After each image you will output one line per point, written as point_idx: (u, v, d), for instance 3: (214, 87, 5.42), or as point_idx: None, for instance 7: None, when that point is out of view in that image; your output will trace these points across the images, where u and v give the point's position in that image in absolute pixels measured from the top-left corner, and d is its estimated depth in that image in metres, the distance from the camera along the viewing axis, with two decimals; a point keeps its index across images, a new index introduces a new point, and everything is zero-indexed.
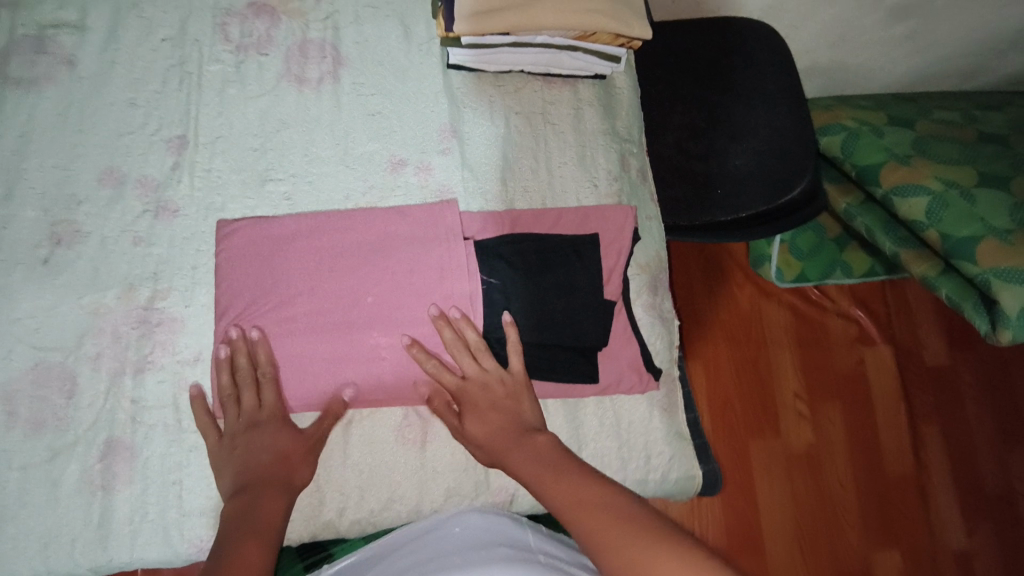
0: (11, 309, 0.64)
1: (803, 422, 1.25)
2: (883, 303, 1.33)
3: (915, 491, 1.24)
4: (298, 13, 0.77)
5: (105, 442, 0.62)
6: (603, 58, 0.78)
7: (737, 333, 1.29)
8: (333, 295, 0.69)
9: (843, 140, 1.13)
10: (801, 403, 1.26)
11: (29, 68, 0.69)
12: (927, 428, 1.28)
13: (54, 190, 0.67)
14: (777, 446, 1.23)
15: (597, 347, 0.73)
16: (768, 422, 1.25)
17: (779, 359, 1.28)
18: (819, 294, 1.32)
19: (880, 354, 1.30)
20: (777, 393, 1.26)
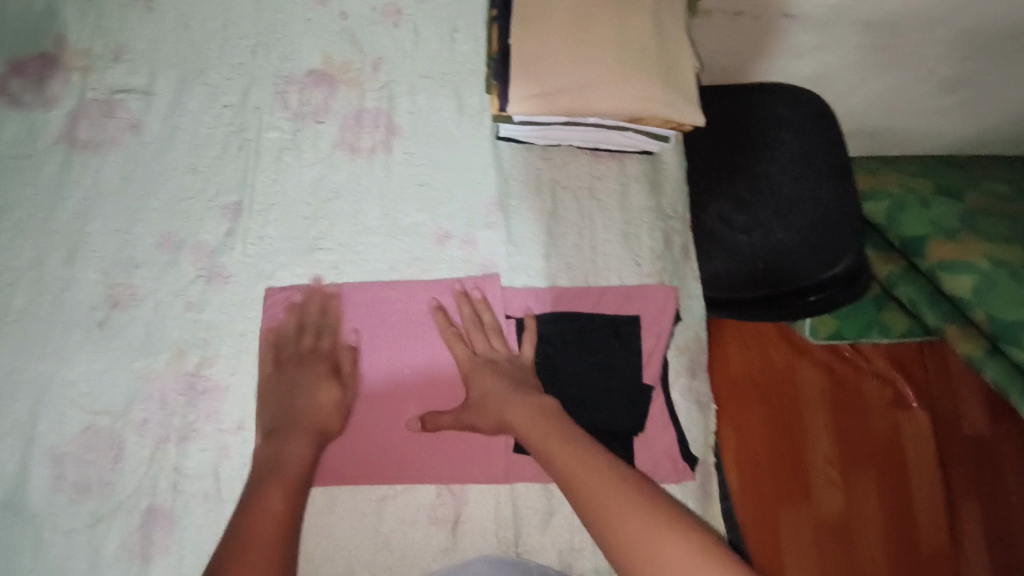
0: (68, 371, 0.66)
1: (835, 487, 1.22)
2: (921, 367, 1.29)
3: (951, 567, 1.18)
4: (356, 82, 0.79)
5: (146, 509, 0.64)
6: (651, 137, 0.78)
7: (770, 392, 1.26)
8: (374, 367, 0.70)
9: (887, 208, 1.13)
10: (833, 468, 1.23)
11: (96, 132, 0.72)
12: (964, 502, 1.22)
13: (113, 254, 0.69)
14: (807, 512, 1.20)
15: (632, 432, 0.73)
16: (799, 486, 1.21)
17: (812, 421, 1.25)
18: (853, 353, 1.29)
19: (916, 421, 1.26)
20: (808, 456, 1.23)
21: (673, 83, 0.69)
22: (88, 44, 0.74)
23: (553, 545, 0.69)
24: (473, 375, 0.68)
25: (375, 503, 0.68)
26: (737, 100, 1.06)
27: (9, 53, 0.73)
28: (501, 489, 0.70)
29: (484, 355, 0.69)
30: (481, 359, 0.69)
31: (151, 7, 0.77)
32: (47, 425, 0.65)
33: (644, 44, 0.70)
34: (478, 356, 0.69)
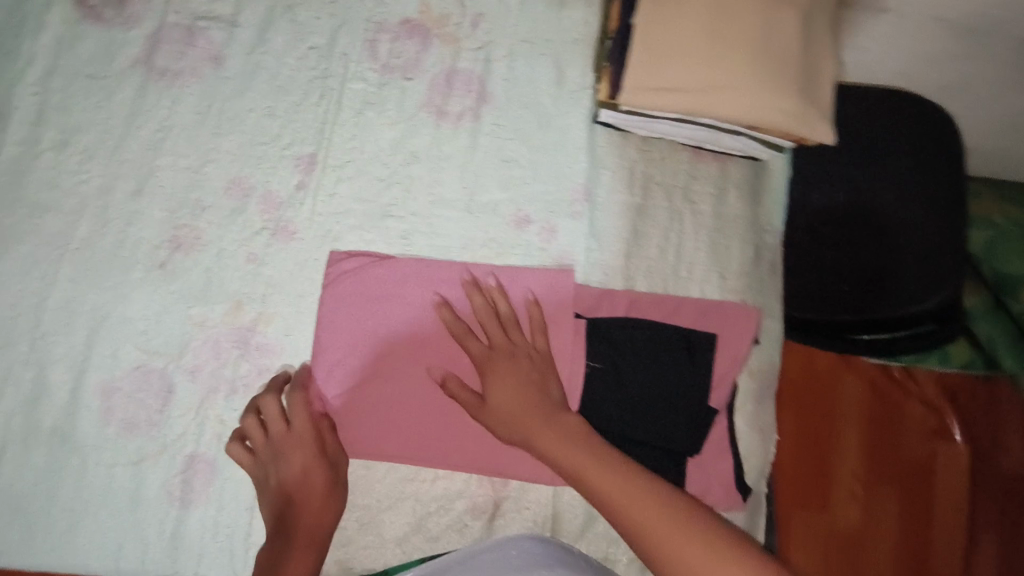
0: (123, 309, 0.64)
1: (854, 506, 1.02)
2: (973, 393, 1.05)
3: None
4: (452, 39, 0.72)
5: (188, 455, 0.64)
6: (765, 144, 0.71)
7: (807, 394, 1.03)
8: (428, 352, 0.66)
9: (989, 237, 0.94)
10: (858, 486, 1.02)
11: (175, 59, 0.67)
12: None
13: (182, 192, 0.66)
14: (817, 526, 1.01)
15: (689, 455, 0.69)
16: (817, 500, 1.02)
17: (847, 431, 1.03)
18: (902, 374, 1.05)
19: (958, 454, 1.04)
20: (833, 468, 1.02)
21: (806, 94, 0.62)
22: None
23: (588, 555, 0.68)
24: (491, 371, 0.64)
25: (415, 484, 0.67)
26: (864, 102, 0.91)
27: None
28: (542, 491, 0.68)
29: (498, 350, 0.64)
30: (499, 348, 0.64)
31: None
32: (99, 360, 0.63)
33: (787, 45, 0.62)
34: (489, 352, 0.64)
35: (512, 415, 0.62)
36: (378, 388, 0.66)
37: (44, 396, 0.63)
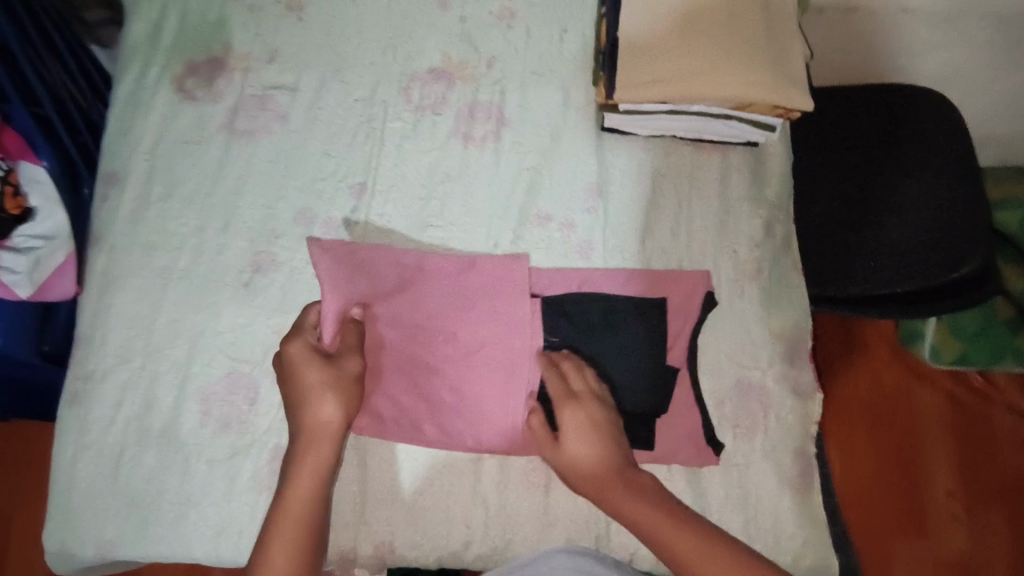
0: (216, 324, 0.76)
1: (957, 524, 1.29)
2: None
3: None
4: (471, 78, 0.86)
5: (274, 448, 0.72)
6: (756, 126, 0.79)
7: (881, 415, 1.36)
8: (431, 335, 0.74)
9: (1021, 217, 1.09)
10: (956, 503, 1.30)
11: (251, 122, 0.82)
12: (993, 522, 1.29)
13: (260, 225, 0.79)
14: (923, 546, 1.28)
15: (655, 415, 0.73)
16: (914, 520, 1.29)
17: (933, 449, 1.33)
18: (982, 384, 1.36)
19: None
20: (927, 485, 1.31)
21: (779, 70, 0.72)
22: (247, 48, 0.85)
23: None
24: (572, 425, 0.66)
25: (473, 461, 0.73)
26: (853, 102, 1.03)
27: (185, 57, 0.84)
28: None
29: (574, 409, 0.67)
30: (578, 408, 0.67)
31: (301, 16, 0.87)
32: (198, 368, 0.74)
33: (752, 35, 0.73)
34: (570, 401, 0.68)
35: (587, 469, 0.65)
36: (419, 364, 0.73)
37: (153, 404, 0.73)
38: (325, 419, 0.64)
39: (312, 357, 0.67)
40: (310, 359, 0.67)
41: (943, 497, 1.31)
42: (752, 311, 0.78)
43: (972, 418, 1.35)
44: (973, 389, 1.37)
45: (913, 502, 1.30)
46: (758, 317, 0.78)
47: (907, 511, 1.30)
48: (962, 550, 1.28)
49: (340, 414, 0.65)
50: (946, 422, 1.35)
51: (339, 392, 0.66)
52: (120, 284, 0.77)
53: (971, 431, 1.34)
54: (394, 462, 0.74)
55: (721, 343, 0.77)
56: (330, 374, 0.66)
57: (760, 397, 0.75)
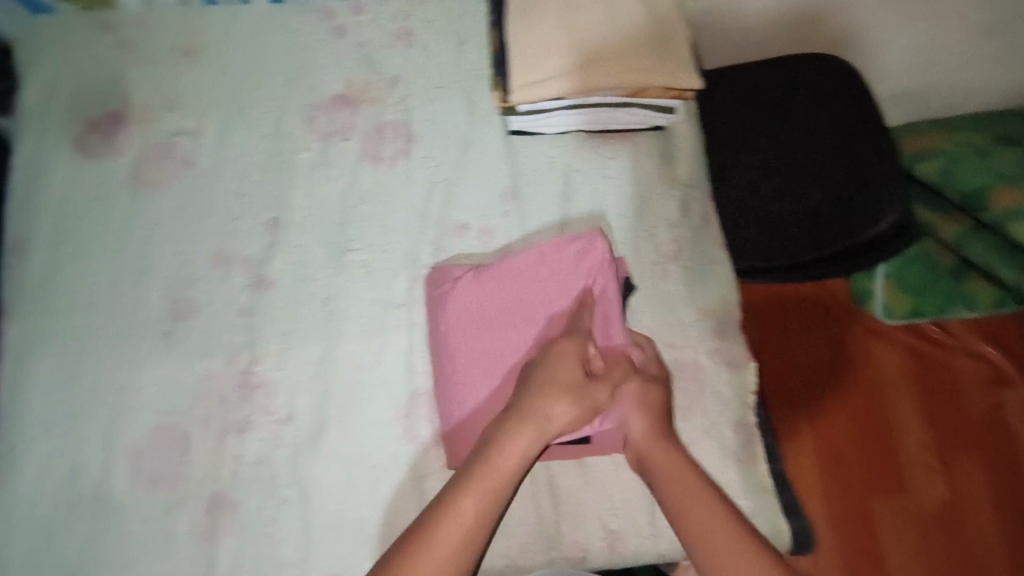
0: (140, 378, 0.74)
1: (935, 476, 1.30)
2: (1016, 340, 1.38)
3: (953, 532, 1.26)
4: (376, 99, 0.85)
5: (212, 496, 0.71)
6: (659, 111, 0.80)
7: (846, 378, 1.37)
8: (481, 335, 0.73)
9: (941, 166, 1.12)
10: (930, 455, 1.31)
11: (156, 170, 0.82)
12: (969, 468, 1.30)
13: (175, 272, 0.78)
14: (904, 503, 1.28)
15: None
16: (892, 478, 1.30)
17: (900, 404, 1.35)
18: (940, 335, 1.38)
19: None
20: (899, 441, 1.32)
21: (665, 54, 0.75)
22: (145, 97, 0.84)
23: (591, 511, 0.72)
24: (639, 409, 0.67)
25: (415, 481, 0.72)
26: (759, 72, 1.05)
27: (82, 114, 0.83)
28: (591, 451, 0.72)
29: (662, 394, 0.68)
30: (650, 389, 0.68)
31: (197, 59, 0.86)
32: (125, 426, 0.72)
33: (634, 23, 0.75)
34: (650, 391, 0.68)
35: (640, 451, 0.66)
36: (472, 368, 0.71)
37: (83, 469, 0.71)
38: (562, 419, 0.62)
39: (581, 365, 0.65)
40: (575, 363, 0.65)
41: (917, 451, 1.31)
42: (677, 292, 0.79)
43: (933, 369, 1.37)
44: (930, 340, 1.39)
45: (889, 460, 1.31)
46: (684, 297, 0.79)
47: (885, 470, 1.30)
48: (944, 501, 1.28)
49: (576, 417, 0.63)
50: (909, 377, 1.36)
51: (569, 396, 0.63)
52: (37, 351, 0.75)
53: (935, 382, 1.36)
54: (336, 494, 0.71)
55: (650, 327, 0.77)
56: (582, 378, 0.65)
57: (694, 374, 0.76)
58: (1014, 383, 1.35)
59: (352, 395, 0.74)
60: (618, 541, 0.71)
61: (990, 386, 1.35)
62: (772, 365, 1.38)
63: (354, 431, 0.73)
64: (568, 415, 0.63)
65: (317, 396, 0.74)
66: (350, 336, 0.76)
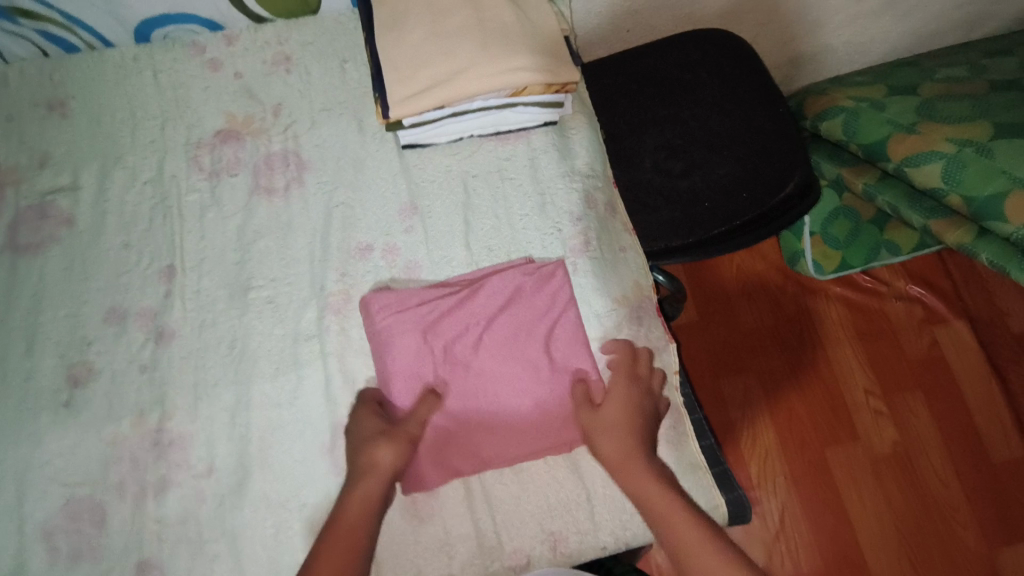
0: (41, 453, 0.70)
1: (883, 419, 1.34)
2: (944, 277, 1.43)
3: (906, 470, 1.30)
4: (261, 131, 0.83)
5: (137, 563, 0.68)
6: (545, 107, 0.80)
7: (789, 336, 1.39)
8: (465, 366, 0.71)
9: (843, 121, 1.17)
10: (876, 400, 1.35)
11: (35, 233, 0.78)
12: (914, 407, 1.34)
13: (68, 336, 0.74)
14: (857, 449, 1.32)
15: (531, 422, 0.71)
16: (843, 427, 1.33)
17: (842, 354, 1.38)
18: (873, 283, 1.42)
19: (955, 329, 1.39)
20: (846, 390, 1.36)
21: (540, 51, 0.75)
22: (15, 159, 0.80)
23: (530, 516, 0.71)
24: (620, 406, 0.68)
25: None
26: (650, 53, 1.05)
27: None
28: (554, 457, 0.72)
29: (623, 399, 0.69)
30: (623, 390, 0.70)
31: (65, 112, 0.82)
32: (32, 506, 0.69)
33: (503, 24, 0.75)
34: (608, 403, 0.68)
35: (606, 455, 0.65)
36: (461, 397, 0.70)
37: None
38: (380, 458, 0.64)
39: (378, 418, 0.68)
40: (373, 417, 0.68)
41: (863, 397, 1.35)
42: (589, 284, 0.78)
43: (870, 317, 1.41)
44: (863, 290, 1.42)
45: (839, 411, 1.34)
46: (596, 288, 0.78)
47: (836, 421, 1.34)
48: (895, 442, 1.32)
49: (395, 456, 0.65)
50: (848, 328, 1.40)
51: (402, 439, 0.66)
52: None
53: (873, 328, 1.40)
54: (267, 540, 0.69)
55: None
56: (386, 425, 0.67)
57: None
58: (945, 320, 1.40)
59: (271, 437, 0.72)
60: (560, 541, 0.71)
61: (923, 325, 1.40)
62: (718, 337, 1.40)
63: (278, 473, 0.71)
64: (390, 460, 0.64)
65: (234, 443, 0.72)
66: (261, 376, 0.74)
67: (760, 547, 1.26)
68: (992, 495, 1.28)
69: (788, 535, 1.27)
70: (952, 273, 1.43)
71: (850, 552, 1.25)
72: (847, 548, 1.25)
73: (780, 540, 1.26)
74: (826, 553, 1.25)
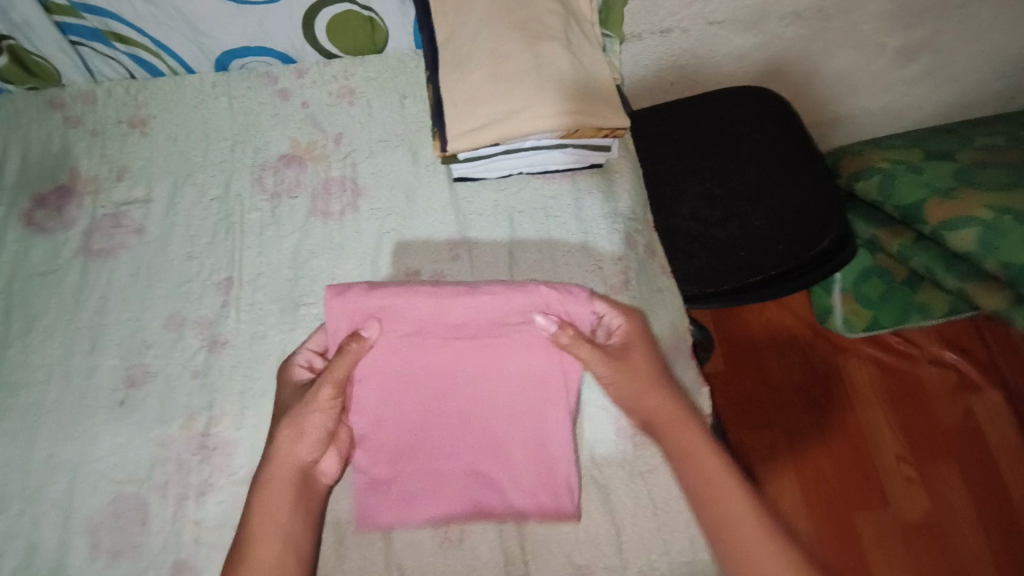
0: (94, 449, 0.73)
1: (914, 486, 1.31)
2: (979, 345, 1.42)
3: (938, 542, 1.26)
4: (322, 157, 0.88)
5: (172, 564, 0.69)
6: (593, 149, 0.84)
7: (820, 395, 1.39)
8: (451, 402, 0.74)
9: (879, 182, 1.19)
10: (907, 466, 1.32)
11: (107, 240, 0.83)
12: (946, 476, 1.31)
13: (129, 339, 0.78)
14: (887, 515, 1.29)
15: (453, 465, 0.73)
16: (872, 492, 1.31)
17: (873, 417, 1.37)
18: (906, 345, 1.42)
19: (990, 400, 1.37)
20: (876, 453, 1.34)
21: (592, 97, 0.79)
22: (95, 170, 0.86)
23: (559, 548, 0.71)
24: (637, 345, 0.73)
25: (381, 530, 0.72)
26: (694, 107, 1.09)
27: (31, 191, 0.85)
28: (460, 475, 0.72)
29: (643, 352, 0.73)
30: (639, 332, 0.74)
31: (145, 130, 0.89)
32: (80, 499, 0.71)
33: (559, 69, 0.79)
34: (631, 354, 0.73)
35: (625, 398, 0.72)
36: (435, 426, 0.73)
37: (37, 548, 0.70)
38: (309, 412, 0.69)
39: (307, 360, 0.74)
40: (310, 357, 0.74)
41: (894, 462, 1.33)
42: None
43: (903, 381, 1.39)
44: (896, 352, 1.42)
45: (869, 475, 1.32)
46: None
47: (866, 484, 1.31)
48: (926, 511, 1.29)
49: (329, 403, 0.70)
50: (879, 390, 1.39)
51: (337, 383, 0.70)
52: None
53: (905, 393, 1.38)
54: None
55: None
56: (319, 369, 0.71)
57: None
58: (980, 389, 1.38)
59: None
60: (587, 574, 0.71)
61: (958, 393, 1.38)
62: (748, 390, 1.40)
63: None
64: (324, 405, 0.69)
65: None
66: None
67: None
68: None
69: None
70: (988, 342, 1.41)
71: None
72: None
73: None
74: None
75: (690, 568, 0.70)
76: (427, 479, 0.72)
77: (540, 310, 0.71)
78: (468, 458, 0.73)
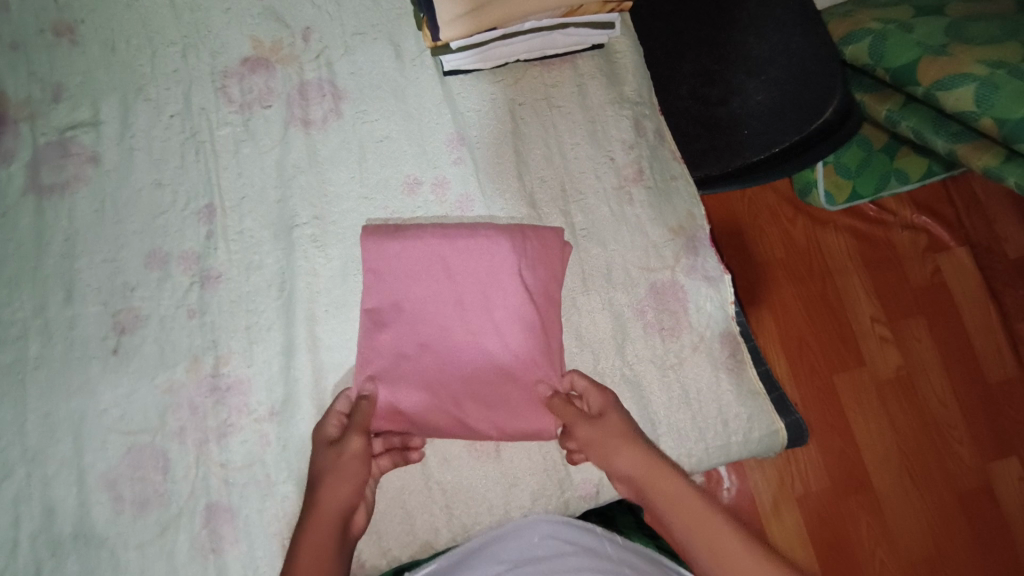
0: (96, 403, 0.68)
1: (887, 345, 1.28)
2: (949, 204, 1.34)
3: (909, 394, 1.26)
4: (292, 58, 0.77)
5: (205, 508, 0.67)
6: (596, 28, 0.76)
7: (799, 269, 1.31)
8: (449, 330, 0.70)
9: (869, 45, 1.05)
10: (881, 327, 1.29)
11: (58, 173, 0.73)
12: (917, 333, 1.29)
13: (109, 282, 0.71)
14: (863, 374, 1.27)
15: (468, 394, 0.70)
16: (849, 353, 1.28)
17: (849, 283, 1.31)
18: (878, 211, 1.34)
19: (956, 257, 1.32)
20: (853, 317, 1.29)
21: None
22: (25, 90, 0.74)
23: None
24: (609, 402, 0.67)
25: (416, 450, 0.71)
26: None
27: None
28: (469, 408, 0.70)
29: (622, 417, 0.66)
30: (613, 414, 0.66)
31: (74, 38, 0.76)
32: (90, 456, 0.67)
33: None
34: (604, 421, 0.65)
35: (637, 477, 0.62)
36: (442, 357, 0.70)
37: (54, 509, 0.65)
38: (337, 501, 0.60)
39: (327, 451, 0.64)
40: (327, 448, 0.64)
41: (870, 324, 1.29)
42: (644, 215, 0.77)
43: (876, 245, 1.33)
44: (869, 219, 1.34)
45: (847, 340, 1.28)
46: (652, 218, 0.77)
47: (843, 347, 1.28)
48: (897, 365, 1.27)
49: (352, 489, 0.62)
50: (856, 256, 1.32)
51: (350, 473, 0.63)
52: None
53: (878, 256, 1.32)
54: None
55: (623, 255, 0.76)
56: (336, 458, 0.63)
57: (674, 294, 0.75)
58: (948, 247, 1.32)
59: (328, 378, 0.71)
60: None
61: (927, 253, 1.32)
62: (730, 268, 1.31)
63: None
64: (343, 494, 0.61)
65: (294, 386, 0.70)
66: (317, 317, 0.72)
67: (769, 478, 1.21)
68: (992, 419, 1.25)
69: (799, 465, 1.23)
70: (956, 201, 1.34)
71: (856, 492, 1.21)
72: (854, 492, 1.21)
73: (790, 467, 1.22)
74: (837, 489, 1.21)
75: (723, 451, 0.74)
76: (444, 418, 0.70)
77: (526, 263, 0.72)
78: (457, 419, 0.70)
